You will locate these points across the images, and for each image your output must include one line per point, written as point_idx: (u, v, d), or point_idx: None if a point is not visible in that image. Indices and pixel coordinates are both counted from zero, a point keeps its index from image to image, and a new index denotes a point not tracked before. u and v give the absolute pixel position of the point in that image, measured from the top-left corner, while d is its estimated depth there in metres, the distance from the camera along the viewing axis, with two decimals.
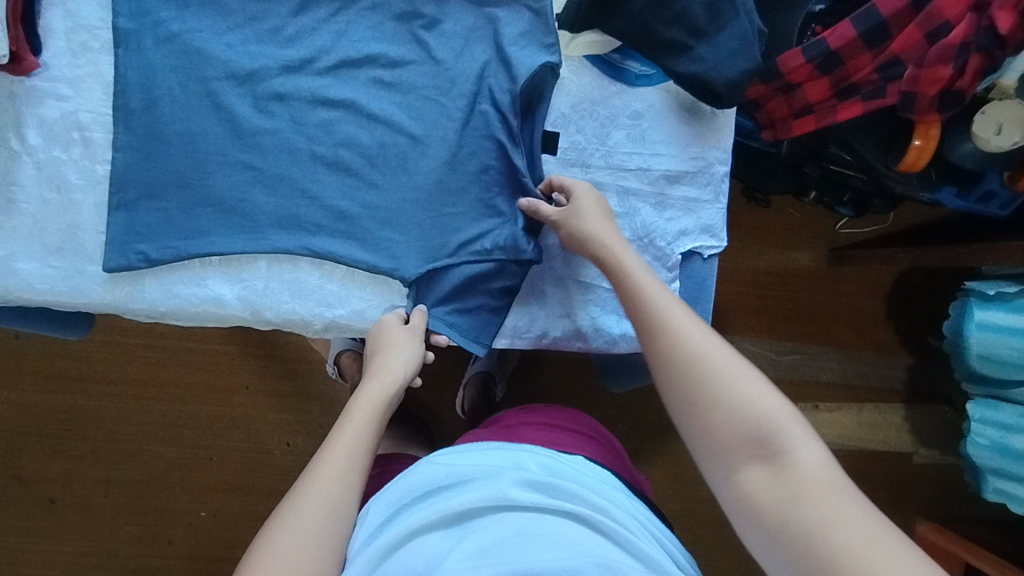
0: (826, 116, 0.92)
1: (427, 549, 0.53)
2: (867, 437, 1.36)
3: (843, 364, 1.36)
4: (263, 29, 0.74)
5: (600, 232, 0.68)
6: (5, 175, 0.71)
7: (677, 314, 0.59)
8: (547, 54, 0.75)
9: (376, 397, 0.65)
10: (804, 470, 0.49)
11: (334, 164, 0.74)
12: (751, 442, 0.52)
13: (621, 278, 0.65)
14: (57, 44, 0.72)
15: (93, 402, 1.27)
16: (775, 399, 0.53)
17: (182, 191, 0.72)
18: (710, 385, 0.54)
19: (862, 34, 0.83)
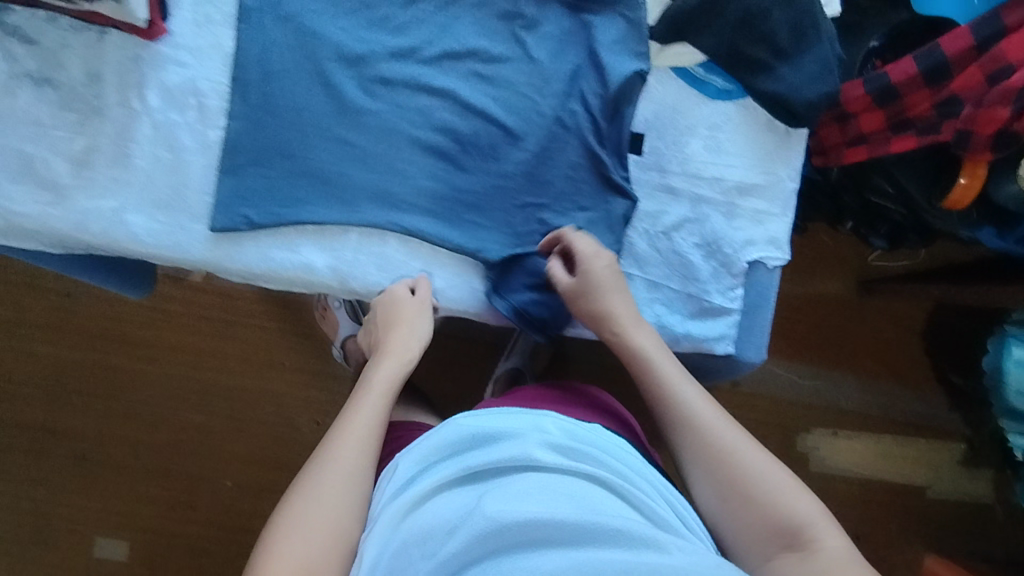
0: (879, 146, 0.96)
1: (455, 497, 0.57)
2: (881, 468, 1.38)
3: (863, 393, 1.39)
4: (374, 16, 0.77)
5: (624, 317, 0.73)
6: (121, 131, 0.74)
7: (709, 412, 0.66)
8: (639, 62, 0.79)
9: (389, 372, 0.73)
10: (834, 558, 0.54)
11: (429, 148, 0.78)
12: (778, 535, 0.57)
13: (645, 372, 0.70)
14: (182, 14, 0.75)
15: (135, 364, 1.31)
16: (806, 493, 0.59)
17: (286, 164, 0.76)
18: (743, 481, 0.60)
19: (924, 71, 0.87)
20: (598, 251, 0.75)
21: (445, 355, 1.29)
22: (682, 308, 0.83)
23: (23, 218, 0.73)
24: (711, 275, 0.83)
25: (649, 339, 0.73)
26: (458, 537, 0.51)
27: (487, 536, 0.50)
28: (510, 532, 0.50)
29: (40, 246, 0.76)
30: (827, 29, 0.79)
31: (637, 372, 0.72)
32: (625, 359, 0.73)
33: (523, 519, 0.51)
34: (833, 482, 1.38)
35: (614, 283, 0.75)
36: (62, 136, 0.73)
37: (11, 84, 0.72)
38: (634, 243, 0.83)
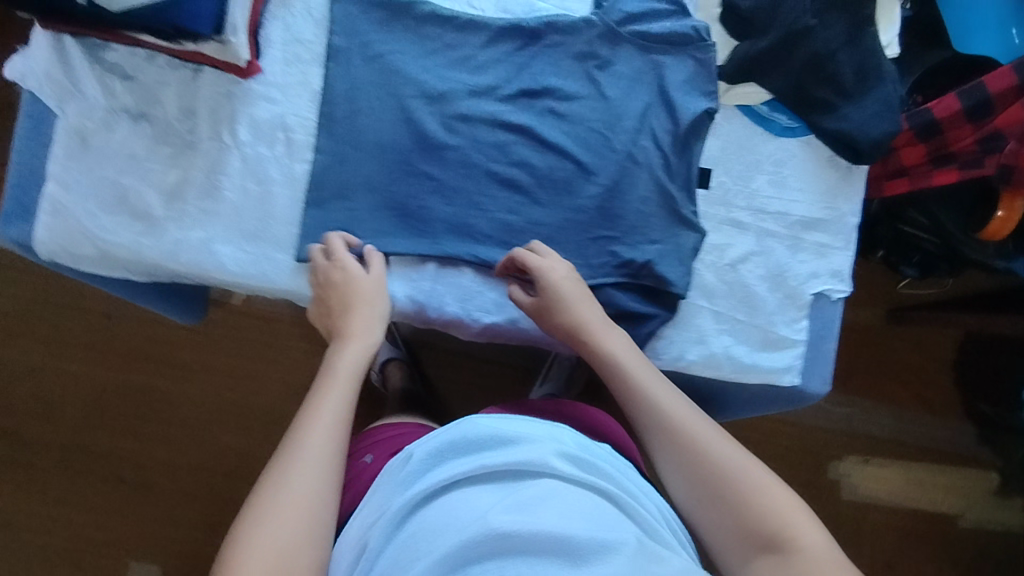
0: (920, 180, 0.97)
1: (468, 499, 0.56)
2: (912, 496, 1.39)
3: (895, 423, 1.40)
4: (455, 56, 0.80)
5: (594, 324, 0.73)
6: (212, 164, 0.76)
7: (683, 412, 0.66)
8: (707, 101, 0.82)
9: (353, 358, 0.70)
10: (812, 556, 0.56)
11: (506, 182, 0.81)
12: (759, 536, 0.58)
13: (619, 379, 0.70)
14: (273, 53, 0.78)
15: (174, 385, 1.32)
16: (784, 491, 0.60)
17: (368, 196, 0.79)
18: (722, 483, 0.61)
19: (967, 108, 0.89)
20: (553, 261, 0.75)
21: (478, 377, 1.32)
22: (748, 338, 0.85)
23: (116, 247, 0.75)
24: (777, 306, 0.85)
25: (619, 342, 0.73)
26: (463, 538, 0.52)
27: (488, 541, 0.51)
28: (521, 542, 0.51)
29: (126, 274, 0.77)
30: (890, 72, 0.81)
31: (610, 377, 0.72)
32: (596, 362, 0.73)
33: (538, 532, 0.51)
34: (866, 510, 1.38)
35: (581, 295, 0.74)
36: (154, 168, 0.76)
37: (108, 118, 0.75)
38: (701, 274, 0.85)
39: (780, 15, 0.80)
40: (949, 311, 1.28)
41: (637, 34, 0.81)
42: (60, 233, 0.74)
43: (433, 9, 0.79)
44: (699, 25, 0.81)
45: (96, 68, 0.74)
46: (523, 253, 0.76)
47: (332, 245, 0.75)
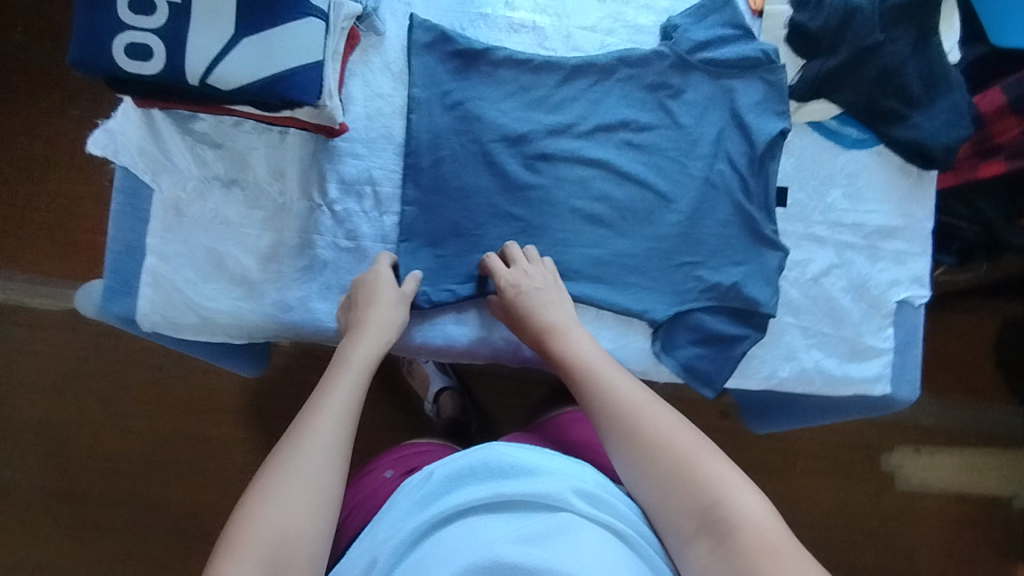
0: (967, 171, 0.98)
1: (481, 529, 0.53)
2: (968, 481, 1.37)
3: (946, 410, 1.38)
4: (532, 97, 0.81)
5: (558, 322, 0.73)
6: (305, 224, 0.78)
7: (632, 395, 0.65)
8: (781, 121, 0.83)
9: (369, 351, 0.69)
10: (750, 533, 0.54)
11: (590, 217, 0.81)
12: (698, 516, 0.57)
13: (572, 370, 0.69)
14: (356, 110, 0.79)
15: (230, 431, 1.23)
16: (723, 467, 0.59)
17: (456, 242, 0.79)
18: (662, 463, 0.60)
19: (1011, 100, 0.91)
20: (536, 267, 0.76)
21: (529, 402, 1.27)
22: (839, 350, 0.85)
23: (217, 313, 0.76)
24: (863, 316, 0.86)
25: (581, 340, 0.72)
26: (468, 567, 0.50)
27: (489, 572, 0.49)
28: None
29: (226, 339, 0.77)
30: (957, 79, 0.82)
31: (567, 371, 0.70)
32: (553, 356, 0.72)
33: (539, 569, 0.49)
34: (922, 499, 1.36)
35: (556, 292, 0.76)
36: (249, 232, 0.77)
37: (202, 188, 0.76)
38: (786, 291, 0.86)
39: (849, 32, 0.80)
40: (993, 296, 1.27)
41: (708, 61, 0.83)
42: (162, 303, 0.74)
43: (507, 54, 0.80)
44: (768, 48, 0.82)
45: (189, 141, 0.76)
46: (491, 257, 0.77)
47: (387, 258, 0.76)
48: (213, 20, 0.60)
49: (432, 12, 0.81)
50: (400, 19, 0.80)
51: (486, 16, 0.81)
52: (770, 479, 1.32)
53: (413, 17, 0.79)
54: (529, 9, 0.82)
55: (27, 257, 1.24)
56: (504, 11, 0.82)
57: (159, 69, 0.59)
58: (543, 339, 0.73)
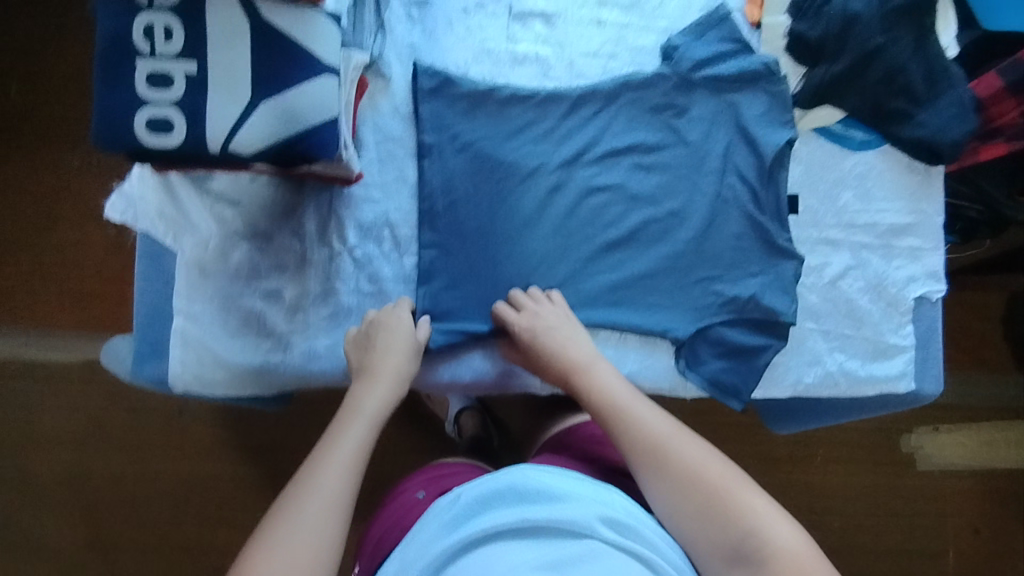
0: (968, 158, 0.94)
1: (505, 555, 0.52)
2: (990, 457, 1.37)
3: (965, 388, 1.38)
4: (539, 131, 0.82)
5: (583, 357, 0.74)
6: (327, 273, 0.78)
7: (661, 428, 0.66)
8: (786, 130, 0.84)
9: (378, 398, 0.69)
10: (783, 564, 0.55)
11: (606, 241, 0.83)
12: (731, 546, 0.57)
13: (601, 405, 0.70)
14: (368, 155, 0.79)
15: (253, 468, 1.20)
16: (758, 500, 0.60)
17: (476, 277, 0.80)
18: (694, 495, 0.61)
19: (1009, 82, 0.88)
20: (556, 308, 0.77)
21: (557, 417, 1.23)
22: (862, 351, 0.86)
23: (247, 368, 0.76)
24: (882, 316, 0.87)
25: (607, 373, 0.73)
26: None
27: None
28: None
29: (256, 391, 0.78)
30: (958, 72, 0.82)
31: (595, 405, 0.71)
32: (580, 390, 0.73)
33: None
34: (945, 479, 1.36)
35: (569, 323, 0.77)
36: (273, 286, 0.78)
37: (223, 247, 0.76)
38: (804, 296, 0.86)
39: (850, 37, 0.81)
40: (1004, 272, 1.27)
41: (710, 78, 0.84)
42: (192, 363, 0.75)
43: (512, 90, 0.82)
44: (768, 60, 0.83)
45: (208, 200, 0.76)
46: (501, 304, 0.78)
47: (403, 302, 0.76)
48: (231, 87, 0.61)
49: (435, 52, 0.81)
50: (405, 61, 0.80)
51: (489, 51, 0.82)
52: (793, 469, 1.33)
53: (418, 61, 0.80)
54: (531, 41, 0.83)
55: (26, 310, 1.20)
56: (506, 45, 0.82)
57: (182, 140, 0.60)
58: (570, 373, 0.74)
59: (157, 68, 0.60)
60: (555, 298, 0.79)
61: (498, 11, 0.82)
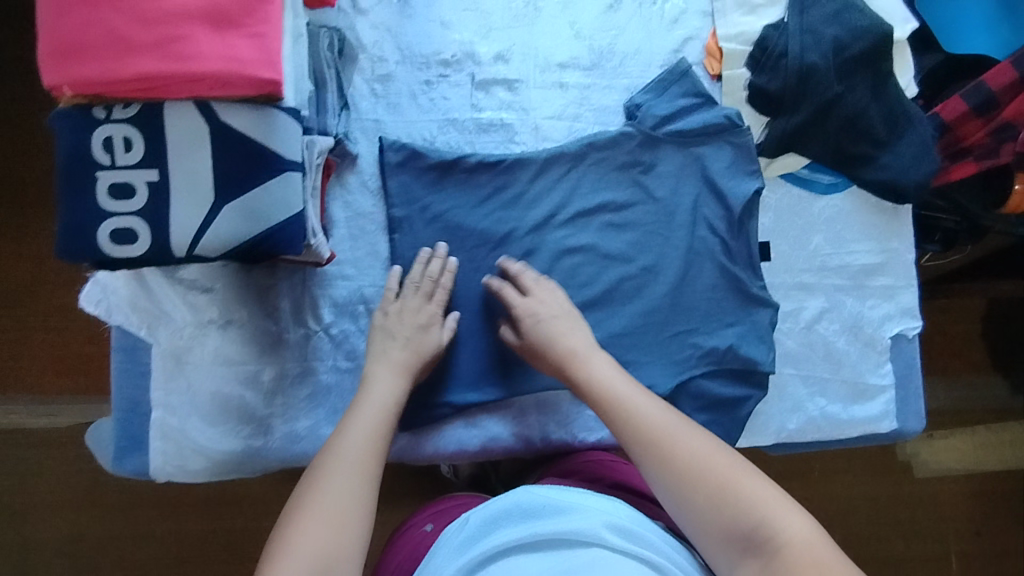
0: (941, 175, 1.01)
1: (514, 568, 0.53)
2: (984, 459, 1.36)
3: (951, 393, 1.38)
4: (509, 196, 0.83)
5: (575, 346, 0.72)
6: (304, 353, 0.79)
7: (658, 417, 0.63)
8: (753, 180, 0.85)
9: (391, 389, 0.69)
10: (797, 553, 0.52)
11: (583, 301, 0.83)
12: (740, 537, 0.55)
13: (597, 396, 0.67)
14: (339, 232, 0.80)
15: (251, 522, 1.14)
16: (762, 487, 0.57)
17: (455, 347, 0.81)
18: (697, 486, 0.58)
19: (972, 106, 0.97)
20: (551, 290, 0.77)
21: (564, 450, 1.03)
22: (842, 394, 0.87)
23: (230, 454, 0.76)
24: (860, 357, 0.88)
25: (599, 362, 0.70)
26: None
27: None
28: None
29: (241, 475, 0.78)
30: (917, 113, 0.85)
31: (590, 397, 0.68)
32: (573, 381, 0.70)
33: None
34: (939, 485, 1.36)
35: (564, 312, 0.76)
36: (250, 370, 0.78)
37: (199, 335, 0.77)
38: (782, 342, 0.87)
39: (809, 90, 0.81)
40: (986, 280, 1.27)
41: (675, 132, 0.84)
42: (173, 455, 0.75)
43: (479, 158, 0.82)
44: (730, 113, 0.84)
45: (180, 289, 0.76)
46: (503, 287, 0.78)
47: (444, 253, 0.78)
48: (194, 192, 0.61)
49: (400, 125, 0.82)
50: (371, 136, 0.81)
51: (453, 121, 0.83)
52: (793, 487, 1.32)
53: (384, 136, 0.80)
54: (495, 107, 0.83)
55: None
56: (471, 113, 0.83)
57: (146, 248, 0.60)
58: (563, 363, 0.71)
59: (118, 179, 0.60)
60: (552, 284, 0.79)
61: (461, 80, 0.83)
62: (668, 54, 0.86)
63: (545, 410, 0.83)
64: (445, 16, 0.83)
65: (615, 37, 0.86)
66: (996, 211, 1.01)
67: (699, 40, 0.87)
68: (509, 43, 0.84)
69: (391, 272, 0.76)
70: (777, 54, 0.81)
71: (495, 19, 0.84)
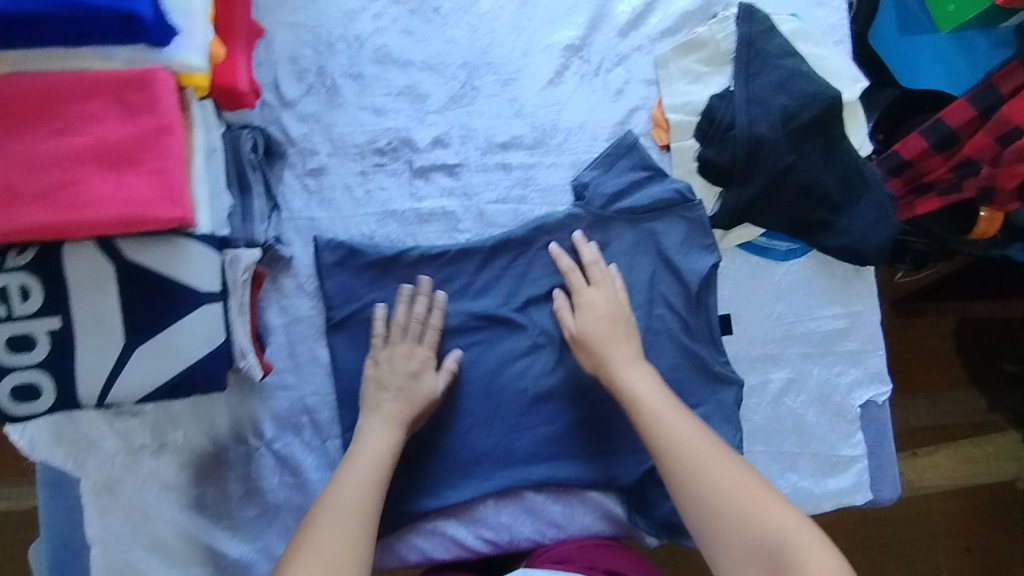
0: (905, 211, 0.98)
1: None
2: (970, 474, 1.29)
3: (932, 408, 1.30)
4: (456, 287, 0.79)
5: (617, 351, 0.71)
6: (248, 472, 0.75)
7: (691, 434, 0.64)
8: (708, 255, 0.81)
9: (386, 443, 0.68)
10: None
11: (540, 393, 0.79)
12: (763, 560, 0.56)
13: (634, 407, 0.68)
14: (277, 339, 0.76)
15: None
16: (793, 516, 0.58)
17: (408, 452, 0.77)
18: (729, 506, 0.59)
19: (932, 144, 0.93)
20: (614, 285, 0.76)
21: None
22: (813, 468, 0.84)
23: None
24: (829, 428, 0.85)
25: (634, 371, 0.70)
26: None
27: None
28: None
29: None
30: (874, 174, 0.82)
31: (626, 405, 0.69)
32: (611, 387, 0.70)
33: None
34: (927, 501, 1.28)
35: (618, 312, 0.74)
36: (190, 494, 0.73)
37: (132, 460, 0.72)
38: (749, 417, 0.84)
39: (760, 161, 0.78)
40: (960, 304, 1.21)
41: (626, 210, 0.81)
42: None
43: (422, 250, 0.78)
44: (681, 186, 0.81)
45: (109, 415, 0.72)
46: (571, 269, 0.77)
47: (426, 286, 0.75)
48: (101, 338, 0.57)
49: (336, 222, 0.77)
50: (306, 236, 0.77)
51: (393, 212, 0.79)
52: None
53: (318, 235, 0.76)
54: (436, 195, 0.80)
55: None
56: (410, 203, 0.79)
57: (50, 403, 0.57)
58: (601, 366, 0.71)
59: (17, 330, 0.56)
60: (613, 274, 0.77)
61: (398, 169, 0.79)
62: (614, 126, 0.83)
63: (513, 509, 0.79)
64: (377, 102, 0.79)
65: (557, 112, 0.82)
66: (966, 236, 0.98)
67: (646, 110, 0.84)
68: (447, 126, 0.80)
69: (377, 308, 0.74)
70: (724, 126, 0.79)
71: (431, 102, 0.80)
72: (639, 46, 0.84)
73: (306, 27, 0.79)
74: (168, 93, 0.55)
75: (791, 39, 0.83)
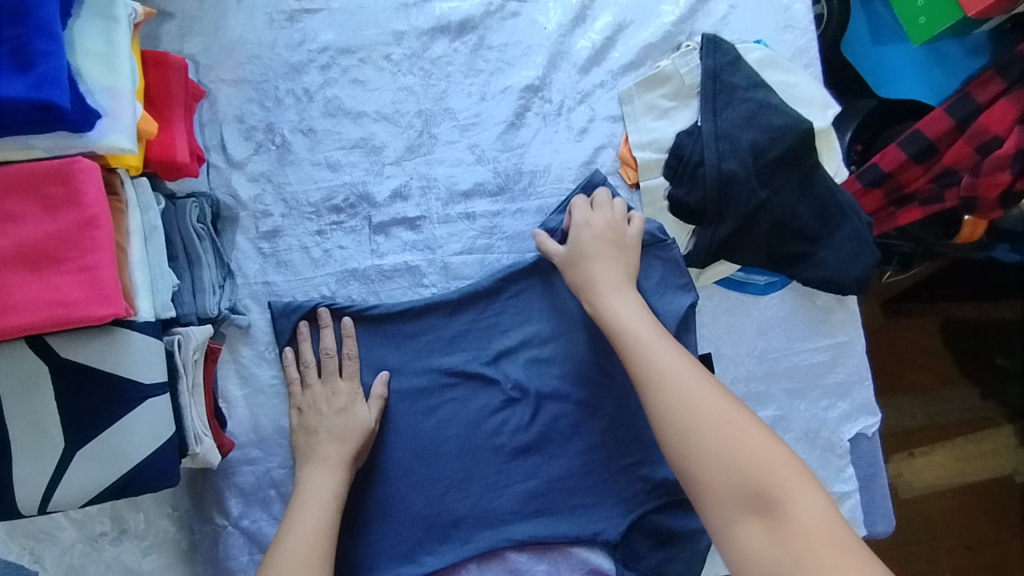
0: (885, 223, 0.93)
1: None
2: (966, 470, 1.25)
3: (925, 408, 1.25)
4: (423, 343, 0.76)
5: (605, 277, 0.69)
6: (214, 553, 0.71)
7: (678, 365, 0.61)
8: (685, 294, 0.76)
9: (329, 488, 0.65)
10: (801, 521, 0.51)
11: (517, 449, 0.75)
12: (746, 489, 0.53)
13: (620, 334, 0.65)
14: (239, 412, 0.73)
15: None
16: (777, 449, 0.55)
17: (380, 521, 0.73)
18: (712, 435, 0.56)
19: (912, 155, 0.88)
20: (614, 209, 0.73)
21: None
22: None
23: None
24: (820, 463, 0.82)
25: (620, 300, 0.68)
26: None
27: None
28: None
29: None
30: (851, 204, 0.79)
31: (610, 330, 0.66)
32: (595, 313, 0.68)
33: None
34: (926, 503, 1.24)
35: (614, 235, 0.72)
36: None
37: (91, 548, 0.69)
38: None
39: (731, 199, 0.75)
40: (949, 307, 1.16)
41: None
42: None
43: (385, 309, 0.75)
44: (653, 228, 0.77)
45: None
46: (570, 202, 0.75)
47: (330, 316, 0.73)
48: (40, 444, 0.53)
49: (294, 284, 0.74)
50: (263, 302, 0.74)
51: (354, 271, 0.75)
52: None
53: (275, 301, 0.73)
54: (397, 250, 0.76)
55: None
56: (371, 260, 0.76)
57: None
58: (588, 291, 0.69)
59: None
60: (616, 204, 0.74)
61: (357, 225, 0.76)
62: (580, 166, 0.80)
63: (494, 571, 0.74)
64: (330, 156, 0.76)
65: (520, 155, 0.79)
66: (949, 241, 0.95)
67: (612, 147, 0.81)
68: (406, 176, 0.77)
69: (286, 352, 0.71)
70: (694, 164, 0.76)
71: (388, 153, 0.77)
72: (601, 82, 0.81)
73: (252, 83, 0.76)
74: (93, 182, 0.52)
75: (760, 67, 0.80)
